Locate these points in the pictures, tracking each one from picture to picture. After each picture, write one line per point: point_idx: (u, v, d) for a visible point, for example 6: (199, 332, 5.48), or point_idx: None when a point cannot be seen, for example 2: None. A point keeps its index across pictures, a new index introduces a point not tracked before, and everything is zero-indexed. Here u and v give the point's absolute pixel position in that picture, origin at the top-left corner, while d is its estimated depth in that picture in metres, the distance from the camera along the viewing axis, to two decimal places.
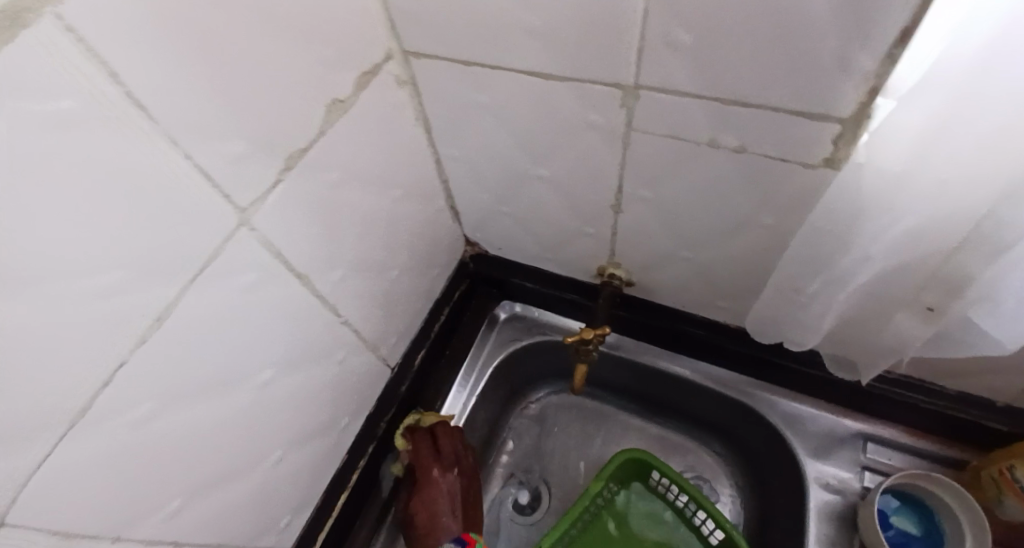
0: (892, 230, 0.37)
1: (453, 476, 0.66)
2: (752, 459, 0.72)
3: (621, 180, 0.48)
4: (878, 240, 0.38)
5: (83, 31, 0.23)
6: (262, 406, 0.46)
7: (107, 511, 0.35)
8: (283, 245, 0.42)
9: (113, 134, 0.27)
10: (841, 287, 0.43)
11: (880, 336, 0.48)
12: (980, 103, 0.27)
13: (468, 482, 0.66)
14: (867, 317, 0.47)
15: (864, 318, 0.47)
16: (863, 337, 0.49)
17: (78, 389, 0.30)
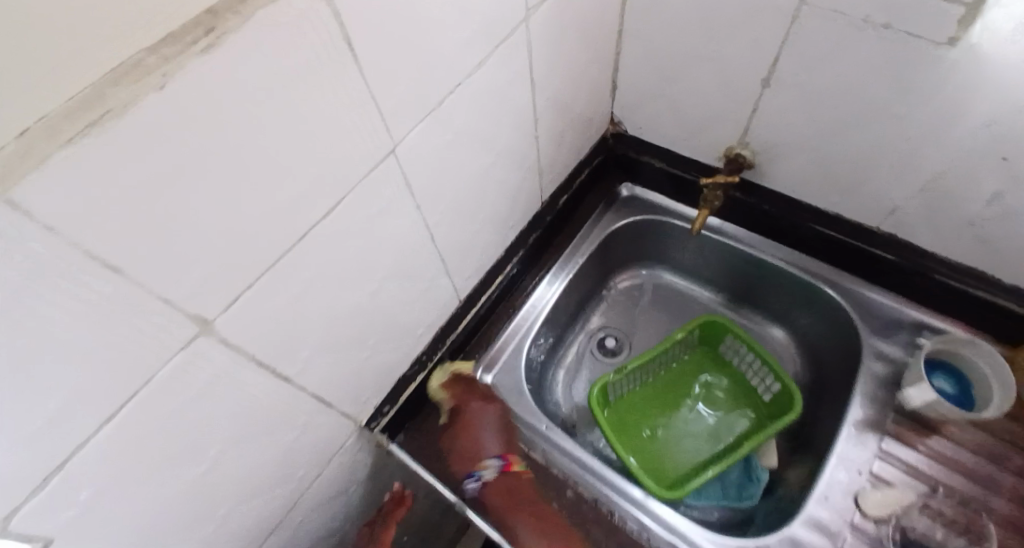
0: (993, 91, 0.51)
1: (478, 468, 0.69)
2: (814, 342, 0.85)
3: (778, 55, 0.62)
4: (982, 97, 0.52)
5: None
6: (491, 172, 0.64)
7: (424, 186, 0.54)
8: (534, 51, 0.59)
9: None
10: (942, 141, 0.58)
11: (961, 201, 0.62)
12: None
13: (493, 469, 0.69)
14: (953, 183, 0.61)
15: (949, 184, 0.61)
16: (945, 205, 0.63)
17: (440, 86, 0.48)
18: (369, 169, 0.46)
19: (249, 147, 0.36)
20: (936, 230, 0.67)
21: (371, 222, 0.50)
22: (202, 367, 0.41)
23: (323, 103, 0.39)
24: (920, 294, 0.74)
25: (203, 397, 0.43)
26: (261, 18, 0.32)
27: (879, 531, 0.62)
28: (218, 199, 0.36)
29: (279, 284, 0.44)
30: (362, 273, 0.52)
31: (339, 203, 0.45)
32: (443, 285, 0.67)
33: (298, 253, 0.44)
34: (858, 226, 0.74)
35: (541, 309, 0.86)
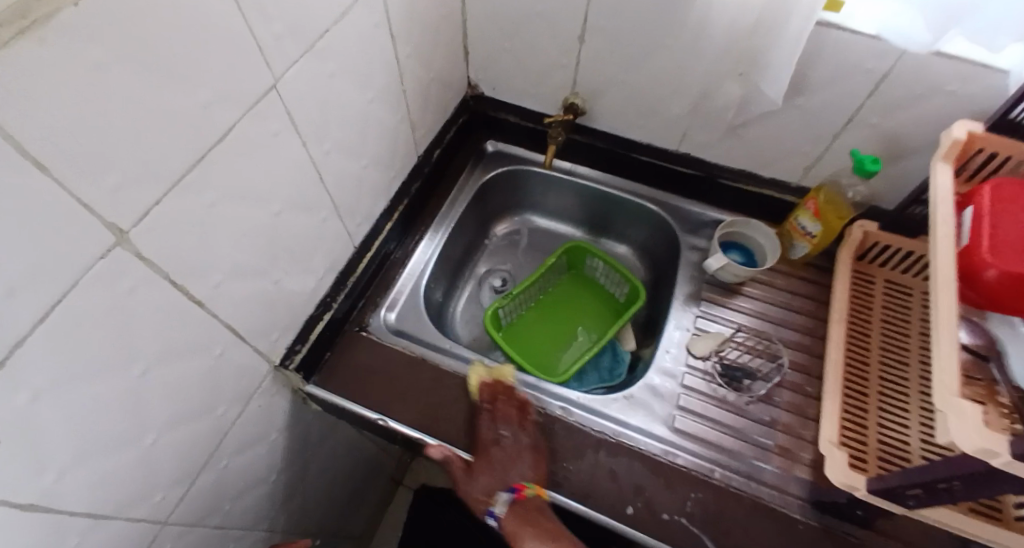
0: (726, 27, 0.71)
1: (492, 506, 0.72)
2: (650, 251, 1.06)
3: (587, 13, 0.79)
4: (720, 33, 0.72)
5: None
6: (364, 116, 0.73)
7: (305, 118, 0.62)
8: (391, 7, 0.69)
9: None
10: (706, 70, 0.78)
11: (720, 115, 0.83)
12: None
13: (506, 501, 0.71)
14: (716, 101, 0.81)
15: (714, 102, 0.82)
16: (717, 120, 0.84)
17: (311, 28, 0.57)
18: (258, 96, 0.54)
19: (149, 65, 0.42)
20: (717, 142, 0.88)
21: (266, 151, 0.58)
22: (127, 275, 0.48)
23: (208, 30, 0.46)
24: (718, 198, 0.96)
25: (131, 305, 0.49)
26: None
27: (705, 365, 0.83)
28: (122, 113, 0.41)
29: (194, 199, 0.52)
30: (265, 195, 0.61)
31: (233, 128, 0.53)
32: (336, 222, 0.77)
33: (206, 171, 0.52)
34: (667, 151, 0.94)
35: (427, 251, 0.98)
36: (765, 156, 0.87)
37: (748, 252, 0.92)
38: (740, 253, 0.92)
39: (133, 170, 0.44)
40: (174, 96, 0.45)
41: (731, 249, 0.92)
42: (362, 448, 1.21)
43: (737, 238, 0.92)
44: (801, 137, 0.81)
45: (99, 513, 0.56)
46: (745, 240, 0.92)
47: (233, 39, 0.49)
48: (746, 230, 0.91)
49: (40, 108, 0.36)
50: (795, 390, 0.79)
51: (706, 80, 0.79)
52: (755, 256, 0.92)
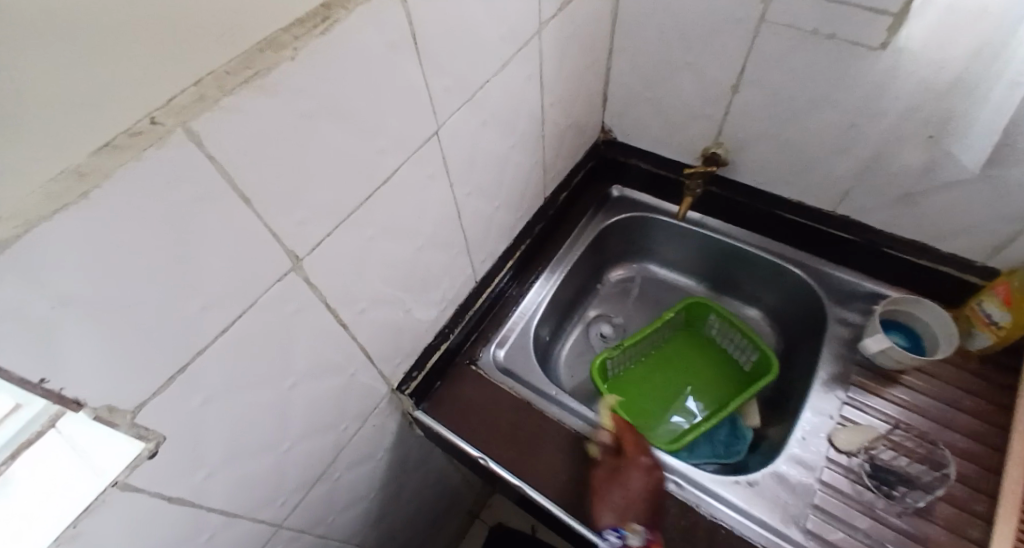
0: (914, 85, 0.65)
1: (626, 529, 0.66)
2: (784, 315, 0.98)
3: (746, 65, 0.75)
4: (906, 90, 0.66)
5: None
6: (505, 158, 0.75)
7: (456, 162, 0.65)
8: (546, 58, 0.71)
9: None
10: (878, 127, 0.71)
11: (892, 177, 0.75)
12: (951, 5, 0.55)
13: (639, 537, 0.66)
14: (890, 161, 0.74)
15: (885, 163, 0.74)
16: (884, 183, 0.77)
17: (475, 79, 0.60)
18: (421, 141, 0.57)
19: (343, 111, 0.46)
20: (882, 206, 0.80)
21: (419, 190, 0.61)
22: (293, 298, 0.51)
23: (395, 79, 0.50)
24: (876, 268, 0.87)
25: (292, 325, 0.53)
26: (363, 14, 0.43)
27: (850, 462, 0.75)
28: (316, 152, 0.46)
29: (355, 233, 0.55)
30: (411, 230, 0.64)
31: (398, 170, 0.56)
32: (466, 257, 0.79)
33: (369, 207, 0.55)
34: (818, 212, 0.87)
35: (545, 292, 0.97)
36: (942, 228, 0.77)
37: (915, 336, 0.82)
38: (906, 335, 0.83)
39: (315, 203, 0.48)
40: (358, 138, 0.49)
41: (895, 329, 0.83)
42: (450, 478, 1.21)
43: (903, 318, 0.83)
44: (993, 209, 0.71)
45: (232, 512, 0.59)
46: (914, 322, 0.83)
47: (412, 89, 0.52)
48: (915, 312, 0.82)
49: (257, 145, 0.40)
50: (954, 507, 0.69)
51: (883, 141, 0.72)
52: (924, 341, 0.82)
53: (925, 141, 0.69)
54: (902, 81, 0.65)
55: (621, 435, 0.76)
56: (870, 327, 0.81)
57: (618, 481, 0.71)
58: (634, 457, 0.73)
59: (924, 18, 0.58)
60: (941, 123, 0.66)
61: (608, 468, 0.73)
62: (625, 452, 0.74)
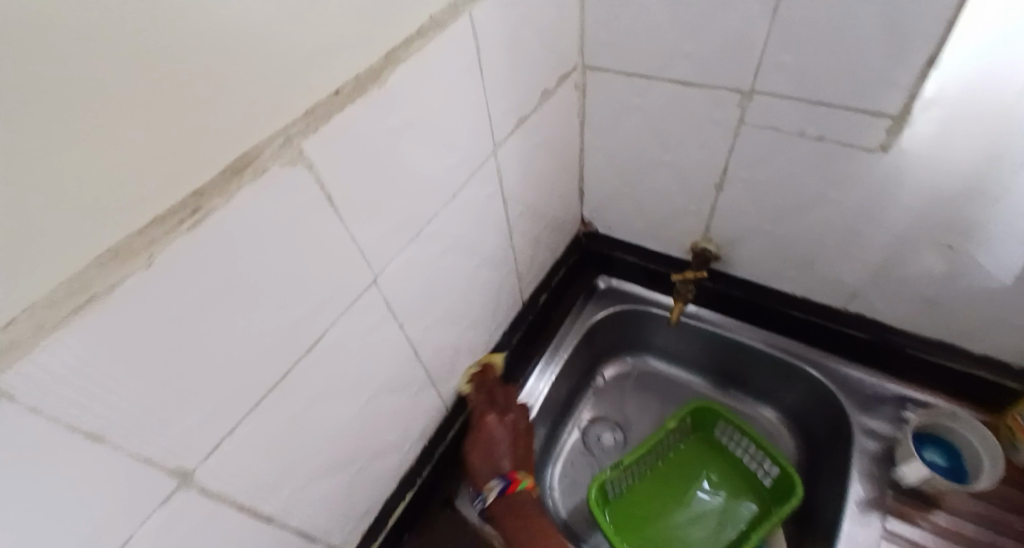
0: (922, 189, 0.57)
1: (483, 491, 0.75)
2: (801, 417, 0.87)
3: (727, 164, 0.69)
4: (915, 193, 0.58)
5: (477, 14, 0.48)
6: (470, 282, 0.68)
7: (410, 307, 0.57)
8: (506, 173, 0.65)
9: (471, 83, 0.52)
10: (885, 228, 0.63)
11: (909, 280, 0.67)
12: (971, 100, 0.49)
13: (495, 491, 0.74)
14: (905, 263, 0.65)
15: (902, 265, 0.66)
16: (896, 285, 0.68)
17: (423, 216, 0.53)
18: (353, 296, 0.49)
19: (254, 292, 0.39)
20: (899, 306, 0.71)
21: (356, 345, 0.52)
22: (192, 511, 0.42)
23: (315, 245, 0.43)
24: (898, 368, 0.77)
25: (193, 539, 0.43)
26: (259, 194, 0.36)
27: None
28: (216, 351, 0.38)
29: (275, 416, 0.46)
30: (352, 390, 0.54)
31: (325, 332, 0.48)
32: (432, 391, 0.69)
33: (291, 381, 0.46)
34: (826, 307, 0.78)
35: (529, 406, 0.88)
36: (970, 331, 0.68)
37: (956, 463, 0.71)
38: (945, 460, 0.72)
39: (219, 400, 0.40)
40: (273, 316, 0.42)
41: (936, 448, 0.73)
42: None
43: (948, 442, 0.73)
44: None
45: None
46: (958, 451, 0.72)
47: (342, 253, 0.45)
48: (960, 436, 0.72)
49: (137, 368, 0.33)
50: None
51: (899, 245, 0.64)
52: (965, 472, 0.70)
53: (941, 250, 0.62)
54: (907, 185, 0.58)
55: (493, 393, 0.80)
56: (903, 449, 0.70)
57: (482, 443, 0.77)
58: (489, 412, 0.78)
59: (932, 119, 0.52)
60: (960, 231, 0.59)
61: (486, 420, 0.77)
62: (476, 410, 0.78)
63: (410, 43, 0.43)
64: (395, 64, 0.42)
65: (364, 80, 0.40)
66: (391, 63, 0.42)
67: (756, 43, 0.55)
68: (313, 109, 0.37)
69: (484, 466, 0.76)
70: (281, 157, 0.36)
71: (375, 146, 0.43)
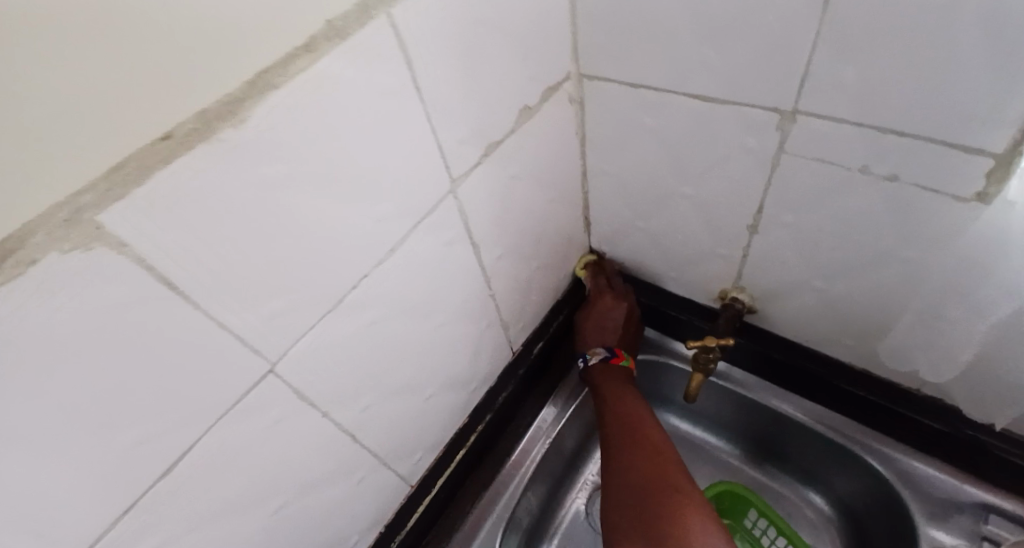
0: None
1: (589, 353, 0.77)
2: (852, 511, 0.71)
3: (765, 202, 0.53)
4: None
5: (401, 16, 0.35)
6: (433, 346, 0.55)
7: (340, 393, 0.45)
8: (473, 213, 0.52)
9: (407, 108, 0.39)
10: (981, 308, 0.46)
11: (1010, 370, 0.49)
12: None
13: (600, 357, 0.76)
14: (1011, 355, 0.47)
15: (1006, 356, 0.48)
16: (992, 376, 0.51)
17: (340, 286, 0.40)
18: (227, 404, 0.36)
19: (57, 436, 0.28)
20: (994, 400, 0.53)
21: (251, 455, 0.40)
22: None
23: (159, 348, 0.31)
24: (981, 469, 0.60)
25: None
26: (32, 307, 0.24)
27: None
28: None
29: None
30: (248, 504, 0.41)
31: (188, 449, 0.35)
32: (385, 474, 0.57)
33: (140, 522, 0.34)
34: (893, 385, 0.61)
35: (518, 473, 0.76)
36: None
37: None
38: None
39: None
40: (88, 455, 0.30)
41: None
42: None
43: None
44: None
45: None
46: None
47: (209, 353, 0.33)
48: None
49: None
50: None
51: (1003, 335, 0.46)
52: None
53: None
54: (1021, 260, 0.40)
55: (612, 277, 0.77)
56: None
57: (598, 315, 0.76)
58: (607, 297, 0.75)
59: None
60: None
61: (600, 300, 0.75)
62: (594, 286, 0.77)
63: (292, 62, 0.30)
64: (264, 93, 0.30)
65: (210, 118, 0.28)
66: (257, 92, 0.29)
67: (800, 45, 0.40)
68: (117, 166, 0.25)
69: (593, 338, 0.78)
70: (63, 237, 0.24)
71: (241, 208, 0.31)
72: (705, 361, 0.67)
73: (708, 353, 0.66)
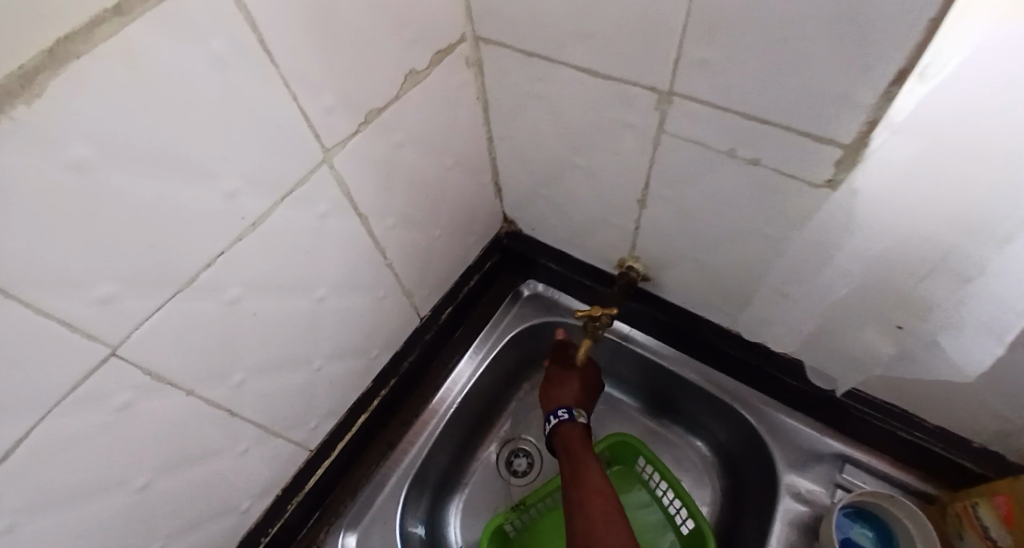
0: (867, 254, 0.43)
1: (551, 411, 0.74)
2: (729, 460, 0.77)
3: (649, 178, 0.54)
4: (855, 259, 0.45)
5: None
6: (316, 317, 0.55)
7: (194, 371, 0.45)
8: (353, 185, 0.50)
9: (254, 78, 0.36)
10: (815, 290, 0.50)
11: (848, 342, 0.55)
12: (947, 143, 0.33)
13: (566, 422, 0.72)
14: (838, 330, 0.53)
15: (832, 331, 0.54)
16: (830, 345, 0.57)
17: (189, 264, 0.39)
18: (59, 394, 0.35)
19: None
20: (837, 364, 0.60)
21: (98, 434, 0.40)
22: None
23: None
24: (838, 423, 0.68)
25: None
26: None
27: None
28: None
29: None
30: (109, 485, 0.43)
31: (18, 444, 0.34)
32: (274, 444, 0.60)
33: None
34: (769, 350, 0.66)
35: (424, 433, 0.78)
36: (929, 401, 0.58)
37: (872, 525, 0.64)
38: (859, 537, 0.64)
39: None
40: None
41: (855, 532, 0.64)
42: None
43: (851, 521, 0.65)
44: (985, 396, 0.52)
45: None
46: (862, 520, 0.65)
47: (34, 339, 0.32)
48: (849, 502, 0.64)
49: None
50: None
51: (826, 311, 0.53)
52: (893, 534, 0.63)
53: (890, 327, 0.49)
54: (850, 248, 0.44)
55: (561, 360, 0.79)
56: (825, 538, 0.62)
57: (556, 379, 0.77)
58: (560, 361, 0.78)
59: (902, 150, 0.35)
60: (913, 308, 0.45)
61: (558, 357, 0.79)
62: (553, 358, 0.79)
63: (99, 26, 0.27)
64: (63, 64, 0.26)
65: None
66: (55, 63, 0.26)
67: (671, 29, 0.39)
68: None
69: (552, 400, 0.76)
70: None
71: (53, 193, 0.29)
72: (596, 328, 0.70)
73: (595, 320, 0.68)
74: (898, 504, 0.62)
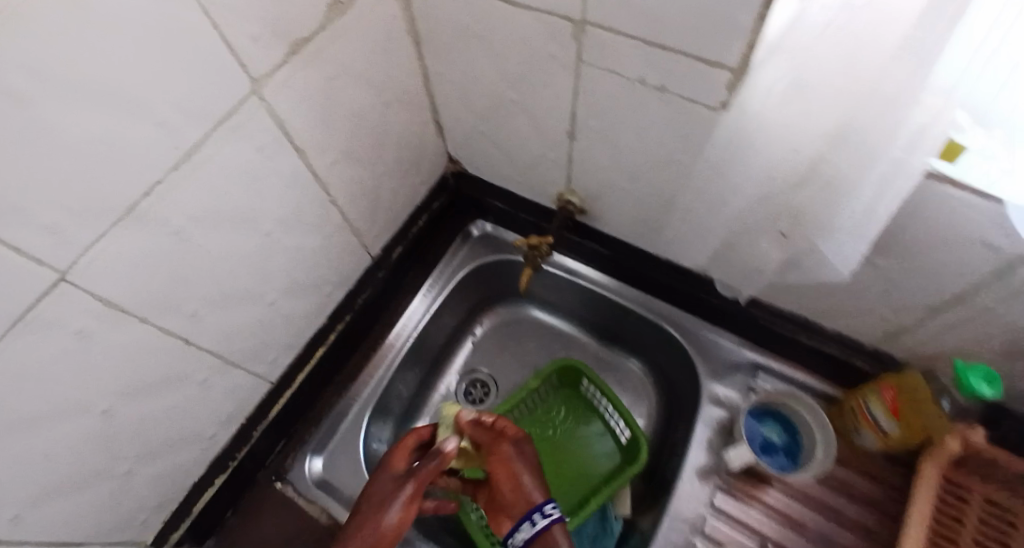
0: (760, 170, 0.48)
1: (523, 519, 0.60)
2: (663, 377, 0.85)
3: (575, 109, 0.58)
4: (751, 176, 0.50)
5: None
6: (264, 251, 0.58)
7: (146, 300, 0.48)
8: (288, 118, 0.52)
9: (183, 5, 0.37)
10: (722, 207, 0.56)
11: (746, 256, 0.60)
12: (806, 67, 0.37)
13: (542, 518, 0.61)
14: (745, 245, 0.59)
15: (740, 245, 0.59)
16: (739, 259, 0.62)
17: (127, 192, 0.41)
18: (16, 316, 0.38)
19: None
20: (739, 278, 0.67)
21: (58, 357, 0.42)
22: None
23: None
24: (755, 336, 0.76)
25: None
26: None
27: None
28: None
29: None
30: (74, 408, 0.46)
31: None
32: (234, 375, 0.64)
33: None
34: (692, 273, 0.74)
35: (382, 367, 0.82)
36: (827, 307, 0.65)
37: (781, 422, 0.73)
38: (768, 433, 0.72)
39: None
40: None
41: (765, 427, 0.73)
42: None
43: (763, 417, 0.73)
44: (872, 299, 0.59)
45: None
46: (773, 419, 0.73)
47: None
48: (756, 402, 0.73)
49: None
50: None
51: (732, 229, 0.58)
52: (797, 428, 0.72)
53: (777, 236, 0.55)
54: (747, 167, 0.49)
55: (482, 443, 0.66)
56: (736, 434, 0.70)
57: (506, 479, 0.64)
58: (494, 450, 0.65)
59: (775, 76, 0.39)
60: (793, 218, 0.51)
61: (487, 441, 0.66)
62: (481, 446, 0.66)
63: None
64: None
65: None
66: None
67: None
68: None
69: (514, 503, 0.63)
70: None
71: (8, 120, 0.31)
72: (535, 257, 0.75)
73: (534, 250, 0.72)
74: (804, 403, 0.70)
